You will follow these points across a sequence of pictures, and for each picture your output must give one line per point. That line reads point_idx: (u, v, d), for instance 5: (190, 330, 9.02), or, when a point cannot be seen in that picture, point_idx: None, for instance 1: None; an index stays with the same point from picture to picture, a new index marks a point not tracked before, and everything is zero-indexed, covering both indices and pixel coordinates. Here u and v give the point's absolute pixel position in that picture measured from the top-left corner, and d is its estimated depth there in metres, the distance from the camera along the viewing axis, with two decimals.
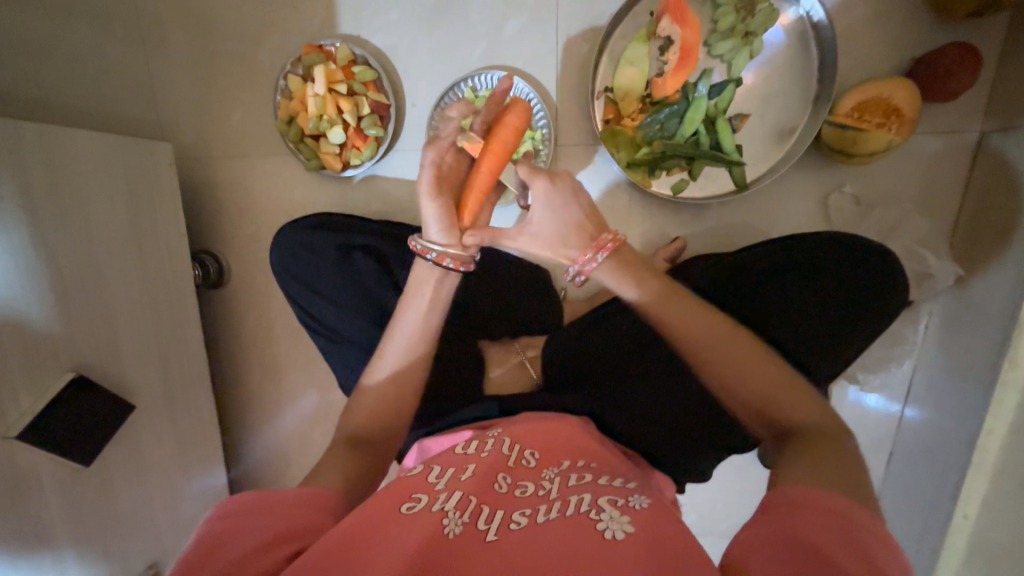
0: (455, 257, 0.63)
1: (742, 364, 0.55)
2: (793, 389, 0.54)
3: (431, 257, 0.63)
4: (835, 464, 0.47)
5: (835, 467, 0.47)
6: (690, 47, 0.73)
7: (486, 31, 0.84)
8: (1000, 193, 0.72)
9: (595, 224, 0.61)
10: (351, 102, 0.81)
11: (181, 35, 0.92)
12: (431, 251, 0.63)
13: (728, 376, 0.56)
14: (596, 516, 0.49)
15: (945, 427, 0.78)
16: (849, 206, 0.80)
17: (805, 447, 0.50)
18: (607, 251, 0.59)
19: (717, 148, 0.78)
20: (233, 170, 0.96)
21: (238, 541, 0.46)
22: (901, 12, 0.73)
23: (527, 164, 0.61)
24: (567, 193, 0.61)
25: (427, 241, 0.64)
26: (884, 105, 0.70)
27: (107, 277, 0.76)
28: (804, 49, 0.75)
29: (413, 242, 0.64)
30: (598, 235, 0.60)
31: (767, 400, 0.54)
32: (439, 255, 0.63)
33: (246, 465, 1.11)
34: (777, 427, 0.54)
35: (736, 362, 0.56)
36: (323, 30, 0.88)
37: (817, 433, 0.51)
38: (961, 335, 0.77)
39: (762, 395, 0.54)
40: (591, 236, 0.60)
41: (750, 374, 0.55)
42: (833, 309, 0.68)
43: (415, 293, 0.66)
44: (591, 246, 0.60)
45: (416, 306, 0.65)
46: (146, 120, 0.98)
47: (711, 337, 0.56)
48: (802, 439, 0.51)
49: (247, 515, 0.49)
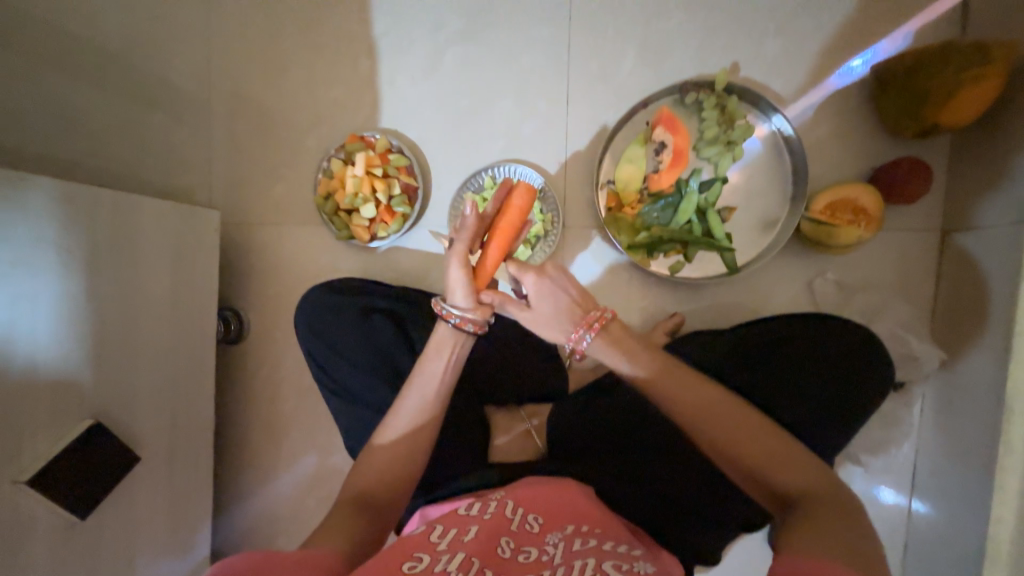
0: (475, 322, 0.67)
1: (738, 432, 0.58)
2: (792, 455, 0.57)
3: (454, 322, 0.66)
4: (828, 533, 0.50)
5: (827, 535, 0.50)
6: (681, 150, 0.88)
7: (506, 131, 0.98)
8: (969, 285, 0.79)
9: (584, 303, 0.64)
10: (385, 184, 0.93)
11: (242, 123, 1.07)
12: (453, 315, 0.66)
13: (726, 440, 0.58)
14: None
15: (954, 515, 0.77)
16: (833, 291, 0.87)
17: (807, 516, 0.53)
18: (595, 330, 0.62)
19: (709, 234, 0.87)
20: (268, 236, 1.05)
21: None
22: (858, 131, 0.87)
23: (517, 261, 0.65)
24: (556, 279, 0.65)
25: (451, 305, 0.67)
26: (851, 204, 0.80)
27: (141, 329, 0.81)
28: (779, 156, 0.88)
29: (437, 305, 0.68)
30: (587, 312, 0.64)
31: (761, 465, 0.57)
32: (460, 319, 0.66)
33: (231, 534, 1.06)
34: (770, 490, 0.57)
35: (734, 427, 0.58)
36: (366, 124, 1.02)
37: (828, 498, 0.55)
38: (955, 418, 0.79)
39: (755, 460, 0.57)
40: (581, 315, 0.64)
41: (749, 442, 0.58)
42: (826, 389, 0.71)
43: (432, 357, 0.68)
44: (582, 324, 0.63)
45: (433, 369, 0.68)
46: (196, 190, 1.09)
47: (711, 401, 0.59)
48: (804, 508, 0.54)
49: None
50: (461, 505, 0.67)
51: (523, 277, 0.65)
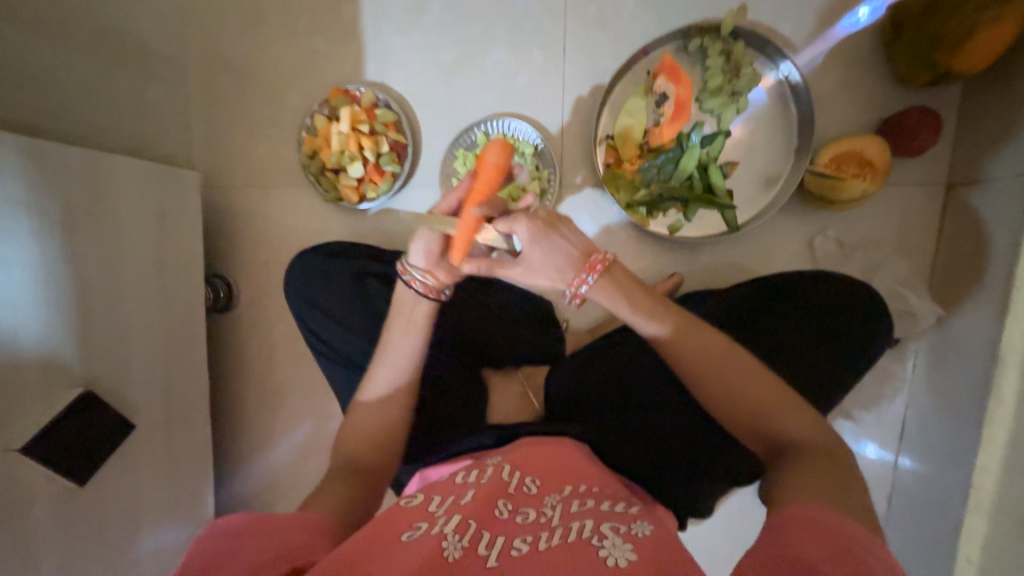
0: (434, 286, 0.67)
1: (735, 378, 0.59)
2: (782, 400, 0.58)
3: (417, 287, 0.67)
4: (823, 480, 0.50)
5: (822, 483, 0.50)
6: (683, 102, 0.84)
7: (500, 83, 0.92)
8: (971, 239, 0.78)
9: (583, 247, 0.62)
10: (373, 141, 0.88)
11: (217, 77, 1.00)
12: (416, 279, 0.67)
13: (725, 386, 0.59)
14: (599, 543, 0.51)
15: (940, 464, 0.79)
16: (834, 249, 0.86)
17: (800, 460, 0.53)
18: (597, 273, 0.60)
19: (710, 191, 0.83)
20: (253, 199, 1.01)
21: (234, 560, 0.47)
22: (868, 80, 0.83)
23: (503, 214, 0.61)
24: (548, 226, 0.61)
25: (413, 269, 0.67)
26: (857, 157, 0.77)
27: (127, 295, 0.79)
28: (785, 107, 0.84)
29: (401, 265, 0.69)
30: (588, 257, 0.62)
31: (757, 413, 0.58)
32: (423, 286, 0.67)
33: (233, 497, 1.07)
34: (766, 439, 0.57)
35: (731, 375, 0.59)
36: (350, 77, 0.96)
37: (817, 445, 0.55)
38: (948, 373, 0.80)
39: (753, 407, 0.58)
40: (582, 259, 0.61)
41: (744, 386, 0.58)
42: (819, 348, 0.73)
43: (400, 315, 0.69)
44: (583, 268, 0.61)
45: (404, 331, 0.69)
46: (173, 151, 1.03)
47: (711, 349, 0.60)
48: (796, 454, 0.54)
49: (242, 538, 0.49)
50: (458, 470, 0.68)
51: (514, 229, 0.60)
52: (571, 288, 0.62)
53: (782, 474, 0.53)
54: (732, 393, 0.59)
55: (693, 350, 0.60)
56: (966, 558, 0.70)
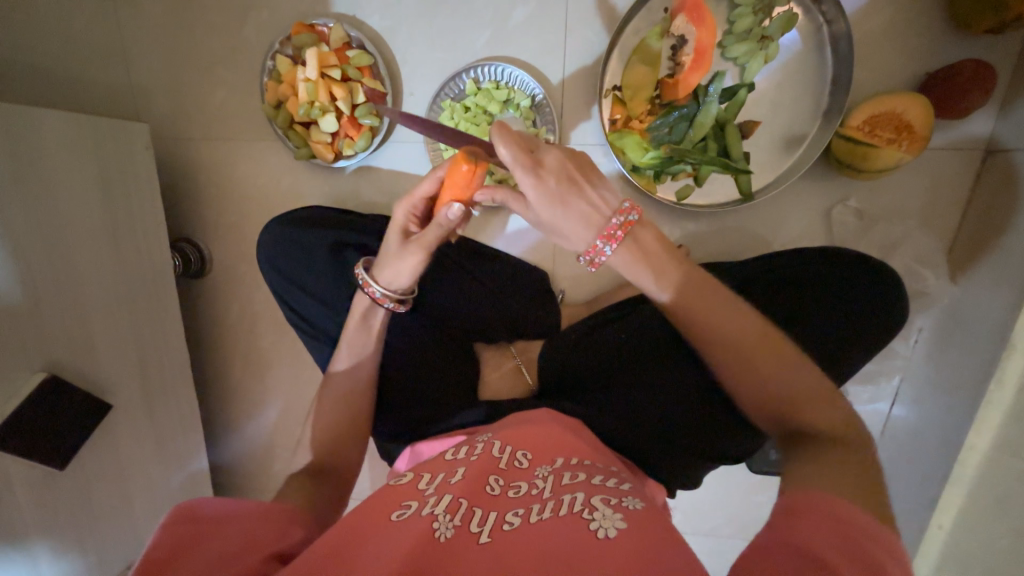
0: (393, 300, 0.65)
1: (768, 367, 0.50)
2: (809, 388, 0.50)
3: (375, 296, 0.64)
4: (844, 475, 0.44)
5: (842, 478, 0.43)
6: (705, 49, 0.71)
7: (491, 19, 0.79)
8: (1000, 215, 0.72)
9: (598, 201, 0.50)
10: (346, 90, 0.77)
11: (158, 5, 0.85)
12: (374, 289, 0.64)
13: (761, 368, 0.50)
14: (590, 515, 0.48)
15: (927, 441, 0.81)
16: (851, 220, 0.80)
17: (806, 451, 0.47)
18: (616, 243, 0.49)
19: (724, 154, 0.76)
20: (215, 154, 0.90)
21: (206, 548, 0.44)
22: (919, 24, 0.71)
23: (507, 132, 0.47)
24: (559, 171, 0.49)
25: (376, 281, 0.64)
26: (896, 119, 0.68)
27: (81, 269, 0.72)
28: (820, 54, 0.73)
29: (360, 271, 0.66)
30: (608, 219, 0.50)
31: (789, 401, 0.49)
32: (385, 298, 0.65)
33: (228, 460, 1.08)
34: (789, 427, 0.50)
35: (771, 360, 0.50)
36: (315, 8, 0.82)
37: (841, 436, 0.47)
38: (951, 352, 0.78)
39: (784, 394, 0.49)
40: (599, 223, 0.50)
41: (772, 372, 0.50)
42: (836, 328, 0.66)
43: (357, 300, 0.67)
44: (600, 236, 0.49)
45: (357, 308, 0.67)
46: (116, 95, 0.90)
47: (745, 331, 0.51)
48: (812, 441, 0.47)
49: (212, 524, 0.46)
50: (449, 447, 0.65)
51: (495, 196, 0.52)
52: (585, 255, 0.50)
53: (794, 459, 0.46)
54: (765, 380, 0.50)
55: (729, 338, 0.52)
56: (940, 526, 0.78)
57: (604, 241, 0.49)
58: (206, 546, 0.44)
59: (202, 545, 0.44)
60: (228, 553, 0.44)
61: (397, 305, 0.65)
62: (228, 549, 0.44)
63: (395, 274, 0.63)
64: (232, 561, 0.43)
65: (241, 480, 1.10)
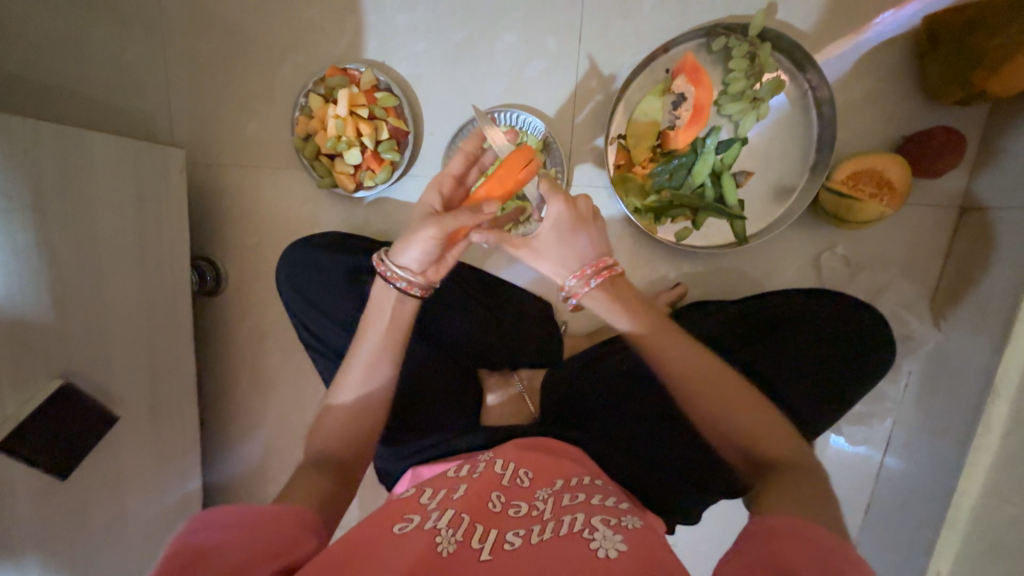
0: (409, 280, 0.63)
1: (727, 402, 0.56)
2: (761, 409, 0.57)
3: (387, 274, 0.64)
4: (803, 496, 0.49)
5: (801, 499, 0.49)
6: (702, 105, 0.79)
7: (509, 71, 0.87)
8: (977, 267, 0.77)
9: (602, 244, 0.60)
10: (371, 127, 0.83)
11: (204, 44, 0.93)
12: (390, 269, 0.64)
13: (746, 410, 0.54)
14: (590, 535, 0.49)
15: (918, 483, 0.82)
16: (840, 266, 0.85)
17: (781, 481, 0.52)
18: (602, 278, 0.58)
19: (720, 201, 0.81)
20: (242, 179, 0.95)
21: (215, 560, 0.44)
22: (895, 93, 0.79)
23: (550, 180, 0.60)
24: (582, 210, 0.60)
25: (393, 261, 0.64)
26: (876, 177, 0.75)
27: (107, 283, 0.75)
28: (807, 115, 0.81)
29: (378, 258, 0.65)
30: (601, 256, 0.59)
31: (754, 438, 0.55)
32: (406, 283, 0.63)
33: (222, 481, 1.07)
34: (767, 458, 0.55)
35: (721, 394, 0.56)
36: (348, 53, 0.90)
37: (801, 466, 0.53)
38: (939, 397, 0.81)
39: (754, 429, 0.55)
40: (595, 256, 0.59)
41: (725, 398, 0.55)
42: (826, 368, 0.70)
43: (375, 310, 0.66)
44: (591, 266, 0.58)
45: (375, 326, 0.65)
46: (154, 122, 0.96)
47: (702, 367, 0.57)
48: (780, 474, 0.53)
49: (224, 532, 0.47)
50: (450, 466, 0.66)
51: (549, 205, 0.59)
52: (572, 282, 0.59)
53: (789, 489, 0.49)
54: (719, 410, 0.56)
55: (706, 371, 0.57)
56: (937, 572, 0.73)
57: (594, 273, 0.58)
58: (213, 560, 0.44)
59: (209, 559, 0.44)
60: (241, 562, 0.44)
61: (411, 286, 0.63)
62: (234, 562, 0.44)
63: (407, 248, 0.62)
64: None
65: (233, 503, 1.08)
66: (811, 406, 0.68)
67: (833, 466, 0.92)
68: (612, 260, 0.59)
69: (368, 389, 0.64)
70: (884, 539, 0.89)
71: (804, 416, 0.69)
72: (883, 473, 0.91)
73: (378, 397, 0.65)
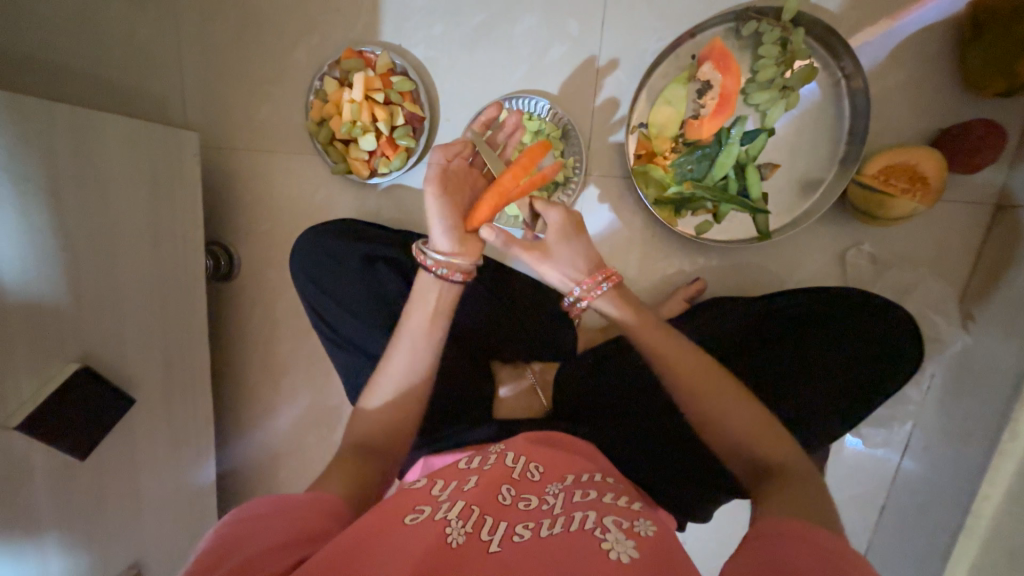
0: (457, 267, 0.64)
1: (733, 402, 0.56)
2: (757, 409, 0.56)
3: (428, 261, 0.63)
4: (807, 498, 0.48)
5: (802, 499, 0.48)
6: (729, 94, 0.76)
7: (528, 56, 0.84)
8: (1011, 267, 0.74)
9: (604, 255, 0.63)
10: (386, 112, 0.82)
11: (217, 25, 0.91)
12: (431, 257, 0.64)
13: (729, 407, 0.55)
14: (601, 535, 0.48)
15: (938, 488, 0.80)
16: (865, 264, 0.82)
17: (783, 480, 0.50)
18: (611, 283, 0.60)
19: (744, 194, 0.79)
20: (256, 164, 0.94)
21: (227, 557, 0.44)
22: (933, 84, 0.76)
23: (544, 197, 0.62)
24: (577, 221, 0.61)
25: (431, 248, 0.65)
26: (908, 171, 0.72)
27: (122, 267, 0.75)
28: (839, 105, 0.77)
29: (422, 252, 0.65)
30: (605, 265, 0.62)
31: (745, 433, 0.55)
32: (446, 267, 0.63)
33: (235, 464, 1.08)
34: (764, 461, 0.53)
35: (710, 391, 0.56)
36: (364, 36, 0.88)
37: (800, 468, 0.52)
38: (963, 402, 0.79)
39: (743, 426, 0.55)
40: (599, 265, 0.62)
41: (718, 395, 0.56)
42: (847, 372, 0.68)
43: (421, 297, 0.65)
44: (598, 274, 0.61)
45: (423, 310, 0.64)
46: (168, 105, 0.96)
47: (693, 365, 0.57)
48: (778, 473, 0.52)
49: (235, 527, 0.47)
50: (460, 457, 0.65)
51: (549, 213, 0.61)
52: (582, 288, 0.60)
53: (805, 494, 0.48)
54: (722, 410, 0.55)
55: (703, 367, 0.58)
56: None
57: (602, 280, 0.60)
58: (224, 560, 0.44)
59: (236, 548, 0.45)
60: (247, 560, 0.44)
61: (451, 271, 0.63)
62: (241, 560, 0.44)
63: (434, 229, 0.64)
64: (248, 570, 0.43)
65: (245, 486, 1.09)
66: (831, 409, 0.67)
67: (848, 467, 0.91)
68: (617, 268, 0.62)
69: (401, 382, 0.64)
70: (898, 542, 0.88)
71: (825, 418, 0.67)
72: (900, 477, 0.89)
73: (406, 392, 0.64)
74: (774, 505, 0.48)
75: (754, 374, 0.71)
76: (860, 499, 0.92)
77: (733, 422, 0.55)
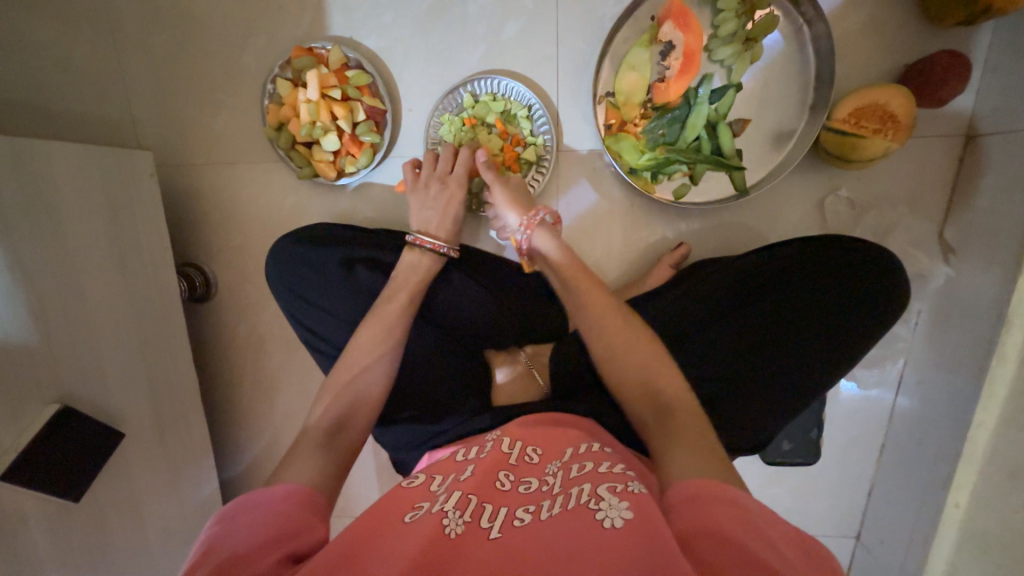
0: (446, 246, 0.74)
1: (638, 346, 0.59)
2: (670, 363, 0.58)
3: (429, 246, 0.73)
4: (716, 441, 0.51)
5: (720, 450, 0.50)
6: (693, 52, 0.74)
7: (486, 34, 0.82)
8: (985, 196, 0.75)
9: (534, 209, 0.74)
10: (346, 109, 0.79)
11: (157, 36, 0.87)
12: (427, 241, 0.73)
13: (630, 358, 0.58)
14: (596, 506, 0.47)
15: (932, 418, 0.82)
16: (844, 209, 0.82)
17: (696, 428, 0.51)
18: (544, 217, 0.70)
19: (718, 152, 0.78)
20: (218, 177, 0.91)
21: (222, 551, 0.43)
22: (894, 20, 0.75)
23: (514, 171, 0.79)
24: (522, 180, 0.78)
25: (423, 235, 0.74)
26: (880, 110, 0.71)
27: (91, 301, 0.72)
28: (803, 51, 0.76)
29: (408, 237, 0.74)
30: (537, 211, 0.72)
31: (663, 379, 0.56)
32: (433, 244, 0.74)
33: (239, 486, 1.07)
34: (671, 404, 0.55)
35: (625, 340, 0.59)
36: (312, 32, 0.84)
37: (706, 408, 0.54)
38: (952, 332, 0.79)
39: (653, 370, 0.57)
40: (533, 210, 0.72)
41: (627, 345, 0.59)
42: (831, 313, 0.70)
43: (396, 291, 0.70)
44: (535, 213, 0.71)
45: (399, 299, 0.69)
46: (117, 127, 0.91)
47: (608, 311, 0.61)
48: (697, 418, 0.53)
49: (230, 521, 0.46)
50: (455, 450, 0.64)
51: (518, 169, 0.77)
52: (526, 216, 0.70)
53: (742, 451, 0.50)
54: (631, 359, 0.58)
55: (603, 318, 0.61)
56: (954, 505, 0.76)
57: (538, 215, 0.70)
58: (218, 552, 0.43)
59: (233, 548, 0.43)
60: (236, 557, 0.43)
61: (449, 250, 0.74)
62: (237, 553, 0.43)
63: (432, 219, 0.75)
64: (241, 565, 0.42)
65: None
66: (823, 354, 0.69)
67: (846, 411, 0.92)
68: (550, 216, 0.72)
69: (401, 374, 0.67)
70: (899, 478, 0.89)
71: (801, 376, 0.68)
72: (896, 415, 0.90)
73: None
74: (696, 466, 0.48)
75: (748, 325, 0.71)
76: (859, 441, 0.94)
77: (643, 371, 0.57)
